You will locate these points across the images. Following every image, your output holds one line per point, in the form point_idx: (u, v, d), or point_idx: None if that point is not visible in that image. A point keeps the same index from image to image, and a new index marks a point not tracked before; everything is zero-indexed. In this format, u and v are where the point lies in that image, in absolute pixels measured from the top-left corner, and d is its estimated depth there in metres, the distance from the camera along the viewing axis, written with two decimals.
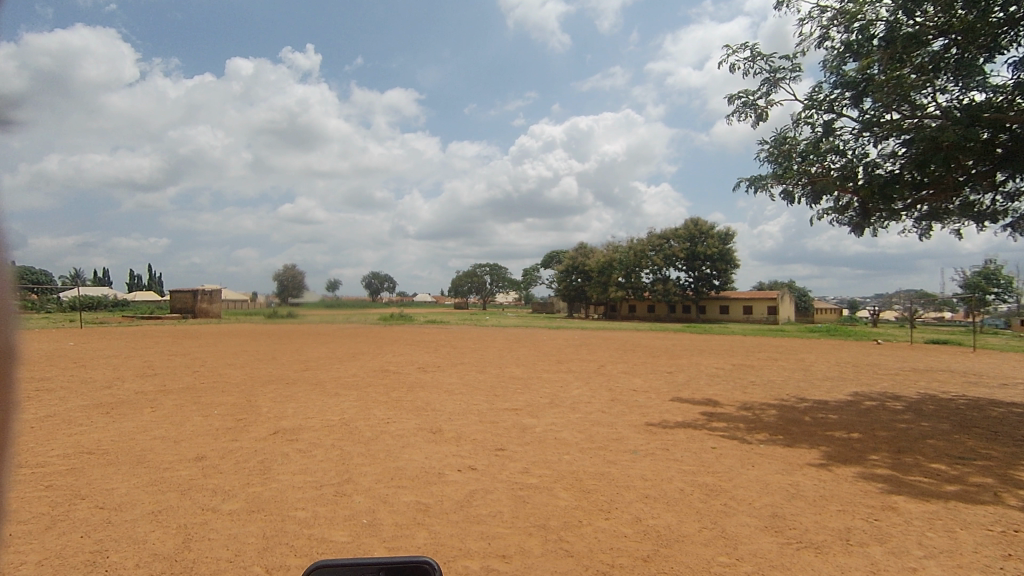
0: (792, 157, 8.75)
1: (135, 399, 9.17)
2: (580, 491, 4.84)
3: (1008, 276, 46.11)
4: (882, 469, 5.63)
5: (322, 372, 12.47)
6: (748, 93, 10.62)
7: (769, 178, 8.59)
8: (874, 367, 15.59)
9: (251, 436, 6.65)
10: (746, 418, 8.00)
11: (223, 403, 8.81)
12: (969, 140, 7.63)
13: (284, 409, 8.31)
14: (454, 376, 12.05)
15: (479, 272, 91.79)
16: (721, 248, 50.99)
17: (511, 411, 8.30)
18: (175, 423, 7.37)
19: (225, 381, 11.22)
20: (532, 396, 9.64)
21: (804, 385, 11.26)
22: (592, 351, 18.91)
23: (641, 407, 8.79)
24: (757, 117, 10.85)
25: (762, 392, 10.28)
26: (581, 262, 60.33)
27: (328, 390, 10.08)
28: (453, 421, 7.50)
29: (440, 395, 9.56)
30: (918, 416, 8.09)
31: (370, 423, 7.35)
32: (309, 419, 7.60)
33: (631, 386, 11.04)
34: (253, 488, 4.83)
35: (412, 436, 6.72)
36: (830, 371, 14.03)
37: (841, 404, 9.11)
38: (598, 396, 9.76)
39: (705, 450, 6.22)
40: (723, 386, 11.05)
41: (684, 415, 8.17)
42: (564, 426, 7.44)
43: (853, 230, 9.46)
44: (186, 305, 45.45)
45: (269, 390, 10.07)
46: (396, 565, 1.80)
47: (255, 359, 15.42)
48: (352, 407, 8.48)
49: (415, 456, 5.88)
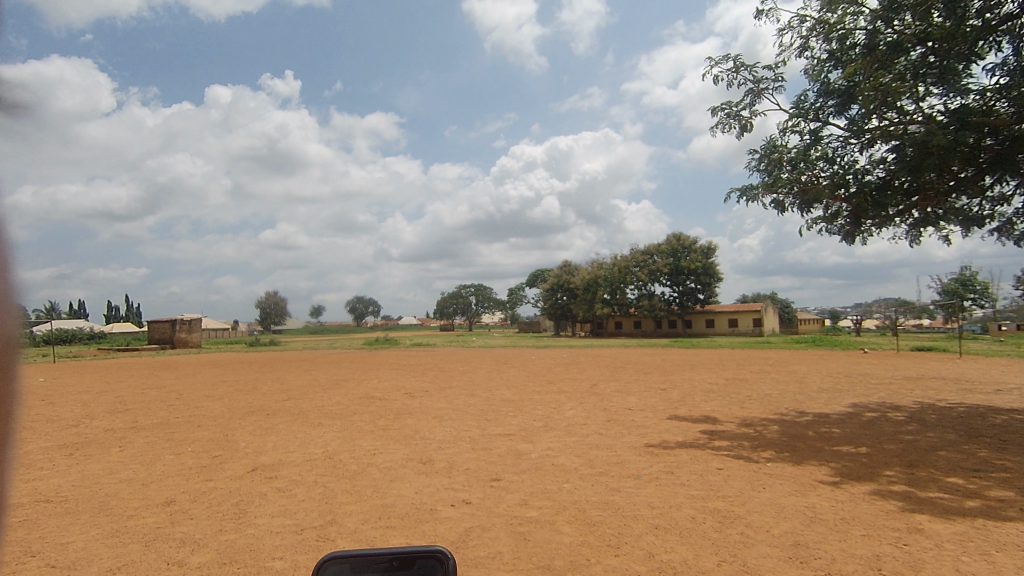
0: (781, 165, 8.65)
1: (103, 438, 8.61)
2: (584, 524, 4.48)
3: (984, 281, 47.00)
4: (898, 484, 5.35)
5: (304, 401, 11.96)
6: (731, 105, 10.59)
7: (760, 187, 8.46)
8: (866, 376, 15.46)
9: (226, 475, 6.18)
10: (749, 435, 7.71)
11: (198, 439, 8.30)
12: (959, 144, 7.57)
13: (263, 443, 7.84)
14: (443, 400, 11.62)
15: (465, 293, 91.33)
16: (704, 262, 51.31)
17: (504, 437, 7.92)
18: (144, 463, 6.87)
19: (202, 415, 10.67)
20: (525, 419, 9.27)
21: (801, 398, 11.04)
22: (583, 370, 18.60)
23: (638, 427, 8.46)
24: (742, 128, 10.81)
25: (760, 407, 10.02)
26: (566, 280, 60.28)
27: (311, 420, 9.60)
28: (443, 450, 7.10)
29: (429, 421, 9.15)
30: (923, 427, 7.87)
31: (355, 455, 6.92)
32: (289, 453, 7.14)
33: (626, 405, 10.72)
34: (227, 536, 4.40)
35: (401, 468, 6.30)
36: (824, 382, 13.86)
37: (842, 416, 8.87)
38: (594, 416, 9.42)
39: (712, 471, 5.90)
40: (720, 402, 10.79)
41: (684, 434, 7.86)
42: (560, 450, 7.07)
43: (844, 238, 9.36)
44: (164, 336, 44.32)
45: (248, 422, 9.57)
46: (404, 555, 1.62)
47: (234, 389, 14.84)
48: (336, 438, 8.03)
49: (404, 491, 5.47)
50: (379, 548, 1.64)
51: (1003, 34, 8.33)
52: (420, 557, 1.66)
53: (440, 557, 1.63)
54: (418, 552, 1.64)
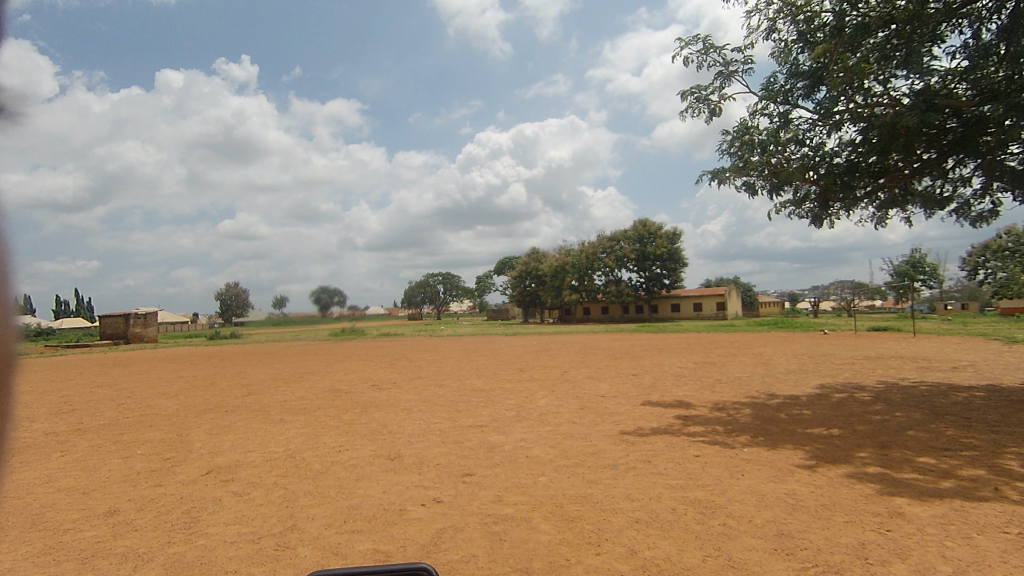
0: (750, 147, 8.59)
1: (44, 442, 8.02)
2: (562, 521, 4.27)
3: (933, 263, 48.99)
4: (873, 466, 5.34)
5: (265, 396, 11.46)
6: (700, 89, 10.49)
7: (731, 171, 8.38)
8: (829, 357, 15.81)
9: (178, 479, 5.77)
10: (722, 419, 7.66)
11: (149, 440, 7.80)
12: (925, 126, 7.59)
13: (220, 443, 7.40)
14: (411, 392, 11.28)
15: (433, 282, 90.47)
16: (670, 247, 51.92)
17: (476, 428, 7.68)
18: (87, 468, 6.37)
19: (155, 413, 10.10)
20: (497, 409, 9.04)
21: (769, 380, 11.13)
22: (553, 356, 18.52)
23: (612, 414, 8.33)
24: (711, 112, 10.72)
25: (731, 390, 10.04)
26: (534, 267, 60.16)
27: (272, 416, 9.16)
28: (413, 445, 6.81)
29: (398, 414, 8.83)
30: (890, 407, 7.96)
31: (318, 453, 6.57)
32: (248, 453, 6.73)
33: (598, 391, 10.61)
34: (175, 548, 4.03)
35: (367, 465, 5.99)
36: (790, 364, 14.07)
37: (811, 398, 8.94)
38: (566, 405, 9.25)
39: (689, 459, 5.79)
40: (691, 386, 10.79)
41: (658, 420, 7.77)
42: (534, 442, 6.87)
43: (812, 221, 9.41)
44: (117, 331, 42.40)
45: (205, 421, 9.07)
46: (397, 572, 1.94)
47: (191, 385, 14.17)
48: (299, 435, 7.64)
49: (371, 491, 5.17)
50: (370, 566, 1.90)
51: (964, 17, 8.37)
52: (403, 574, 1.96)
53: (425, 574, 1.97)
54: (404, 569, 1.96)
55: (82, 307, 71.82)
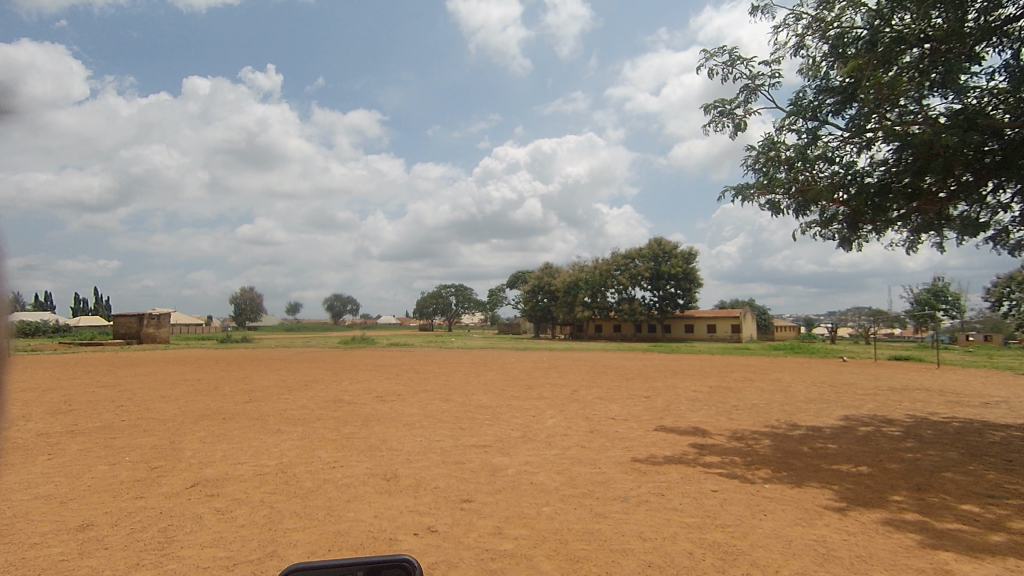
0: (776, 163, 8.19)
1: (33, 443, 7.77)
2: (566, 561, 3.87)
3: (956, 292, 47.75)
4: (910, 512, 4.87)
5: (266, 404, 11.16)
6: (725, 103, 10.16)
7: (756, 187, 7.98)
8: (850, 386, 15.18)
9: (161, 492, 5.45)
10: (740, 450, 7.19)
11: (140, 447, 7.51)
12: (965, 146, 7.11)
13: (212, 453, 7.08)
14: (415, 406, 10.92)
15: (445, 293, 90.37)
16: (685, 267, 51.17)
17: (479, 448, 7.30)
18: (70, 475, 6.08)
19: (151, 417, 9.84)
20: (502, 429, 8.65)
21: (789, 409, 10.61)
22: (563, 374, 18.06)
23: (623, 439, 7.90)
24: (735, 127, 10.37)
25: (749, 418, 9.55)
26: (547, 282, 59.76)
27: (269, 426, 8.85)
28: (411, 464, 6.44)
29: (399, 430, 8.47)
30: (922, 444, 7.44)
31: (311, 469, 6.23)
32: (238, 466, 6.40)
33: (609, 413, 10.16)
34: (142, 573, 3.69)
35: (360, 485, 5.62)
36: (809, 392, 13.49)
37: (836, 431, 8.43)
38: (575, 427, 8.83)
39: (706, 494, 5.34)
40: (707, 412, 10.31)
41: (672, 448, 7.33)
42: (540, 466, 6.47)
43: (840, 243, 8.96)
44: (130, 331, 42.65)
45: (201, 428, 8.78)
46: (378, 564, 1.74)
47: (194, 389, 13.95)
48: (294, 448, 7.31)
49: (362, 514, 4.81)
50: (347, 560, 1.71)
51: (1006, 35, 7.93)
52: (383, 565, 1.74)
53: (406, 566, 1.76)
54: (384, 561, 1.75)
55: (99, 307, 72.68)
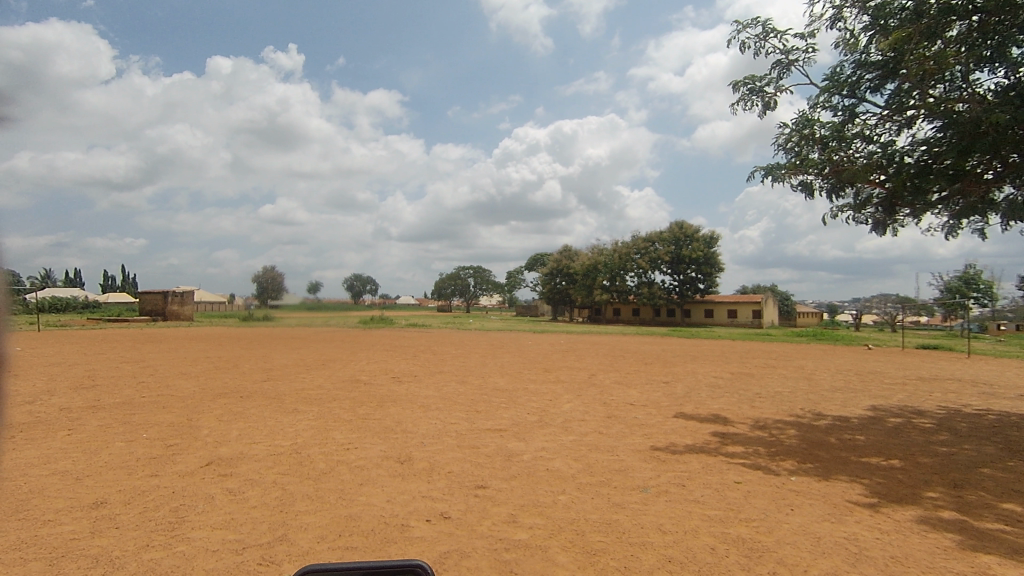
0: (807, 140, 7.80)
1: (55, 418, 7.86)
2: (583, 553, 3.72)
3: (988, 280, 46.21)
4: (947, 510, 4.60)
5: (283, 383, 11.21)
6: (754, 80, 9.72)
7: (787, 168, 7.60)
8: (877, 375, 14.75)
9: (175, 470, 5.44)
10: (764, 440, 6.96)
11: (158, 424, 7.55)
12: (1016, 124, 6.64)
13: (227, 431, 7.08)
14: (431, 388, 10.87)
15: (463, 275, 90.48)
16: (707, 251, 50.34)
17: (495, 433, 7.19)
18: (87, 451, 6.11)
19: (171, 394, 9.93)
20: (518, 413, 8.52)
21: (814, 398, 10.30)
22: (581, 358, 17.88)
23: (642, 426, 7.72)
24: (765, 105, 9.92)
25: (772, 407, 9.28)
26: (565, 265, 59.35)
27: (285, 405, 8.86)
28: (425, 447, 6.35)
29: (414, 411, 8.40)
30: (957, 438, 7.12)
31: (325, 450, 6.18)
32: (252, 445, 6.37)
33: (627, 399, 9.97)
34: (151, 554, 3.64)
35: (373, 468, 5.54)
36: (834, 380, 13.12)
37: (864, 421, 8.14)
38: (593, 412, 8.67)
39: (729, 486, 5.14)
40: (728, 399, 10.06)
41: (692, 437, 7.13)
42: (557, 452, 6.32)
43: (874, 228, 8.55)
44: (156, 308, 43.53)
45: (219, 406, 8.83)
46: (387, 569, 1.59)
47: (214, 367, 14.10)
48: (308, 428, 7.27)
49: (374, 498, 4.72)
50: (354, 564, 1.57)
51: None
52: (393, 571, 1.61)
53: (418, 572, 1.63)
54: (394, 566, 1.62)
55: (126, 284, 74.37)
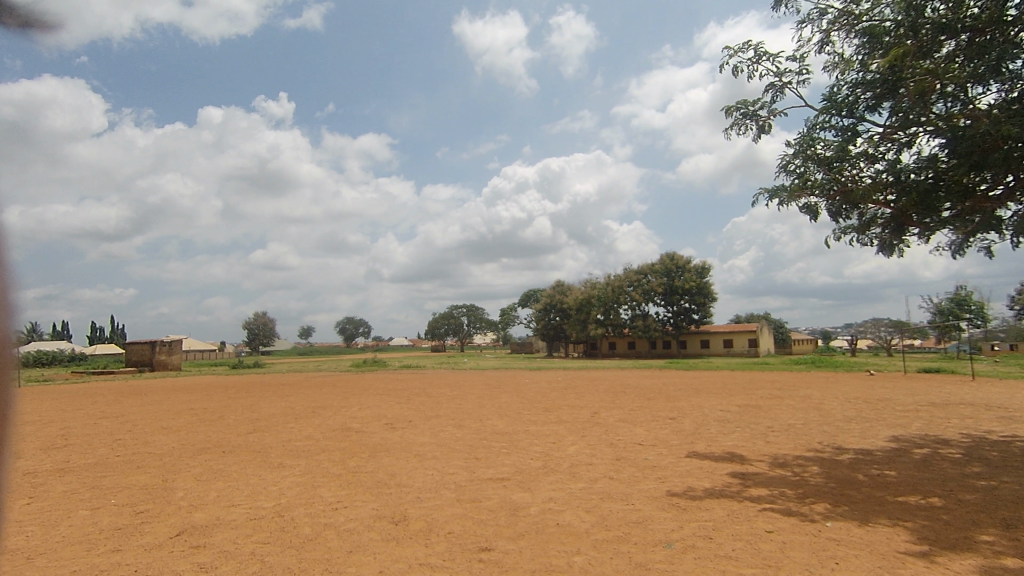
0: (809, 161, 7.60)
1: (16, 484, 7.20)
2: None
3: (980, 300, 46.22)
4: (1010, 557, 4.09)
5: (269, 435, 10.57)
6: (747, 104, 9.61)
7: (792, 190, 7.38)
8: (886, 402, 14.30)
9: (142, 543, 4.85)
10: (788, 480, 6.45)
11: (129, 487, 6.93)
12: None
13: (204, 493, 6.46)
14: (426, 434, 10.27)
15: (456, 313, 89.97)
16: (699, 281, 50.22)
17: (497, 483, 6.64)
18: (46, 523, 5.50)
19: (148, 452, 9.27)
20: (521, 458, 7.97)
21: (830, 429, 9.81)
22: (581, 395, 17.30)
23: (655, 469, 7.20)
24: (760, 129, 9.80)
25: (788, 441, 8.80)
26: (559, 300, 59.05)
27: (270, 460, 8.24)
28: (422, 503, 5.79)
29: (409, 461, 7.83)
30: (992, 469, 6.65)
31: (311, 511, 5.60)
32: (231, 509, 5.79)
33: (634, 438, 9.44)
34: None
35: (364, 531, 4.98)
36: (845, 410, 12.66)
37: (889, 454, 7.65)
38: (600, 454, 8.13)
39: (761, 537, 4.62)
40: (740, 435, 9.55)
41: (710, 479, 6.61)
42: (566, 503, 5.78)
43: (881, 250, 8.30)
44: (143, 358, 42.40)
45: (198, 463, 8.21)
46: None
47: (198, 419, 13.40)
48: (294, 485, 6.68)
49: (365, 570, 4.16)
50: None
51: None
52: None
53: None
54: None
55: (114, 335, 72.89)
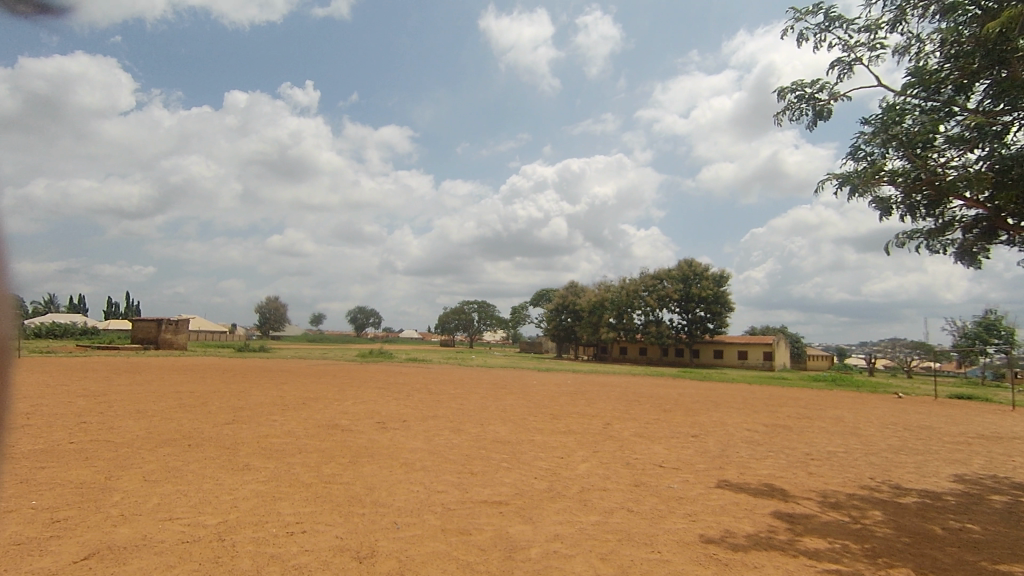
0: (886, 143, 6.41)
1: None
2: None
3: (1010, 326, 43.88)
4: None
5: (247, 428, 9.56)
6: (803, 86, 8.33)
7: (865, 176, 6.19)
8: (931, 431, 12.91)
9: (33, 569, 3.80)
10: (849, 530, 5.27)
11: (63, 484, 5.93)
12: None
13: (143, 500, 5.44)
14: (419, 438, 9.19)
15: (467, 308, 88.97)
16: (717, 290, 48.45)
17: (493, 508, 5.54)
18: None
19: (107, 440, 8.28)
20: (522, 477, 6.85)
21: (879, 462, 8.56)
22: (591, 402, 16.12)
23: (682, 501, 6.05)
24: (816, 115, 8.54)
25: (834, 474, 7.58)
26: (571, 301, 57.91)
27: (237, 459, 7.21)
28: (399, 534, 4.70)
29: (393, 473, 6.73)
30: None
31: (259, 535, 4.52)
32: (166, 525, 4.75)
33: (653, 459, 8.29)
34: None
35: (318, 572, 3.90)
36: (887, 438, 11.32)
37: (964, 501, 6.40)
38: (615, 477, 6.98)
39: None
40: (775, 462, 8.36)
41: (752, 521, 5.44)
42: (576, 547, 4.64)
43: (960, 258, 7.03)
44: (149, 335, 42.00)
45: (154, 458, 7.19)
46: None
47: (178, 404, 12.46)
48: (252, 496, 5.63)
49: None
50: None
51: None
52: None
53: None
54: None
55: (127, 311, 72.85)
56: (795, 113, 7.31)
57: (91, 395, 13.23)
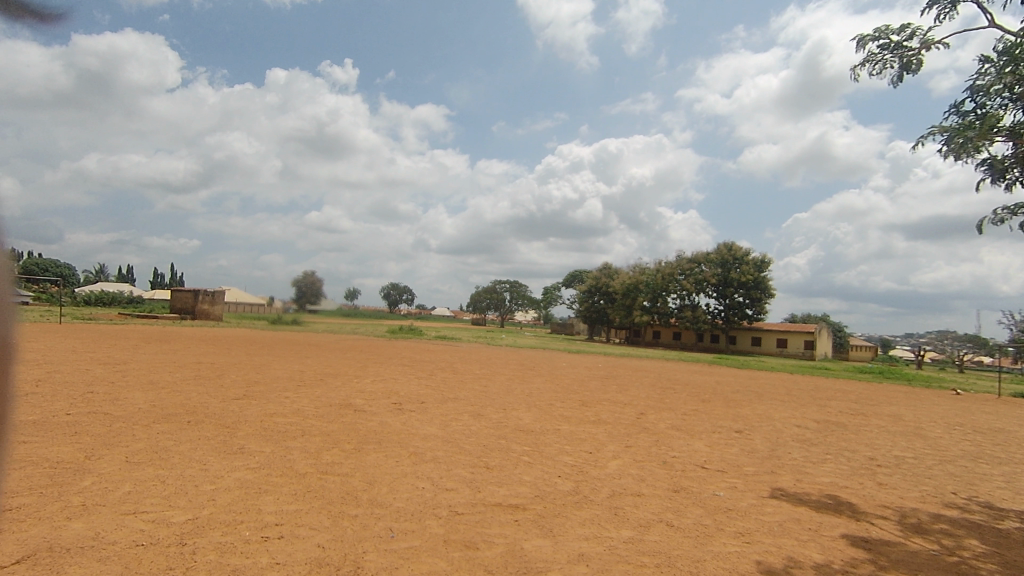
0: (1004, 92, 5.13)
1: None
2: None
3: None
4: None
5: (255, 405, 9.00)
6: (887, 32, 5.95)
7: (979, 131, 4.93)
8: (1006, 436, 11.51)
9: None
10: (946, 566, 4.24)
11: (35, 464, 5.35)
12: None
13: (115, 486, 4.82)
14: (434, 423, 8.46)
15: (499, 288, 88.52)
16: (757, 275, 46.30)
17: (507, 515, 4.73)
18: None
19: (104, 413, 7.78)
20: (545, 475, 6.02)
21: (958, 472, 7.42)
22: (623, 388, 15.18)
23: (733, 515, 5.12)
24: (901, 67, 6.22)
25: (910, 487, 6.50)
26: (605, 283, 56.62)
27: (232, 441, 6.59)
28: (392, 548, 3.92)
29: (400, 463, 6.00)
30: None
31: (226, 540, 3.82)
32: (125, 522, 4.07)
33: (695, 458, 7.33)
34: None
35: None
36: (959, 443, 10.05)
37: None
38: (652, 480, 6.08)
39: None
40: (836, 468, 7.31)
41: (821, 548, 4.48)
42: (606, 573, 3.78)
43: None
44: (186, 306, 42.72)
45: (146, 436, 6.64)
46: None
47: (194, 376, 12.06)
48: (236, 488, 4.94)
49: None
50: None
51: None
52: None
53: None
54: None
55: (172, 283, 74.76)
56: (876, 66, 5.73)
57: (109, 364, 12.97)
